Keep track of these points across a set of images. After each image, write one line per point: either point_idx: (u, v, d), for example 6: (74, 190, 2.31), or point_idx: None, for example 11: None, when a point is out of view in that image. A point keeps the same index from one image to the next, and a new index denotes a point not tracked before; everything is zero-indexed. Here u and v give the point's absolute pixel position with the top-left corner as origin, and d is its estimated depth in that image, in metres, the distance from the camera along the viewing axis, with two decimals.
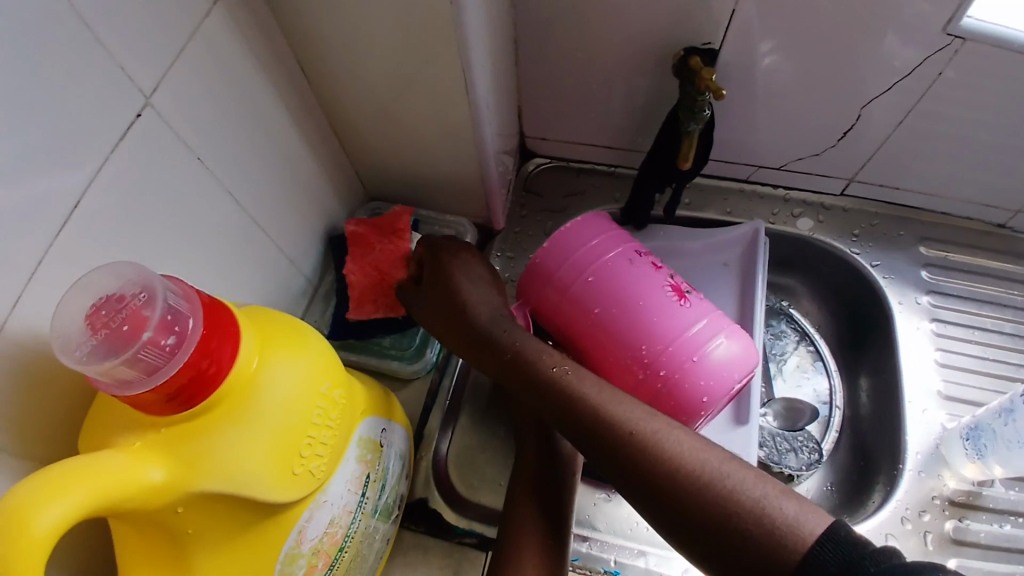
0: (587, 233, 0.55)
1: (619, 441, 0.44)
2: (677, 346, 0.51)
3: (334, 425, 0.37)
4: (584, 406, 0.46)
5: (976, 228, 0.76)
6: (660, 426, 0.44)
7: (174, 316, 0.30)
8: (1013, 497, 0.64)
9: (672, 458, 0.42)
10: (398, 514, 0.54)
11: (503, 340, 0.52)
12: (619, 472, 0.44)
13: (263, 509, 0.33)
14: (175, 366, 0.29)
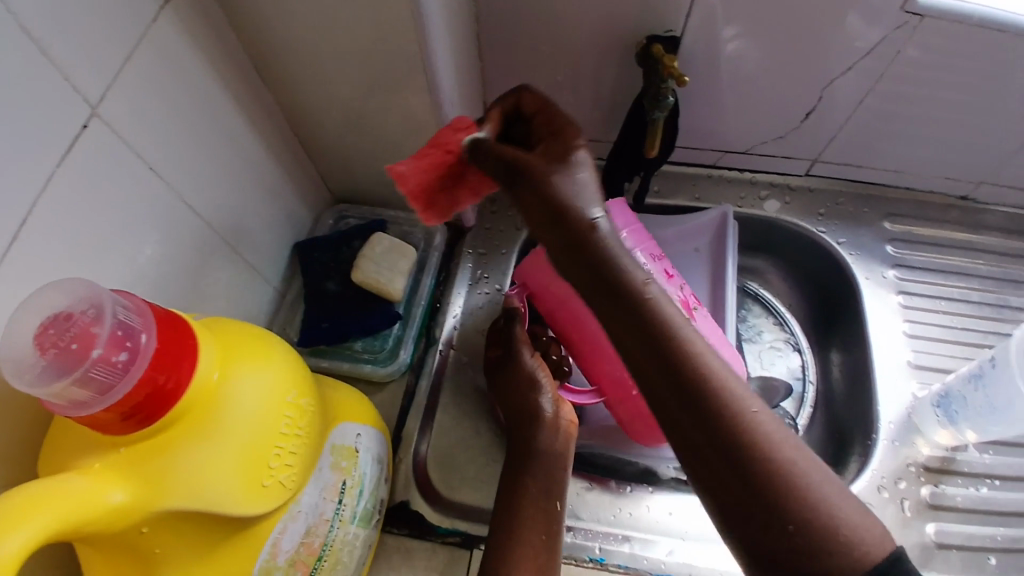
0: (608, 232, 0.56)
1: (714, 408, 0.38)
2: None
3: (303, 434, 0.37)
4: (688, 357, 0.38)
5: (940, 201, 0.77)
6: (762, 406, 0.39)
7: (126, 331, 0.29)
8: (987, 460, 0.67)
9: (766, 445, 0.37)
10: (379, 519, 0.54)
11: (617, 254, 0.41)
12: (698, 437, 0.38)
13: (233, 524, 0.33)
14: (131, 383, 0.28)
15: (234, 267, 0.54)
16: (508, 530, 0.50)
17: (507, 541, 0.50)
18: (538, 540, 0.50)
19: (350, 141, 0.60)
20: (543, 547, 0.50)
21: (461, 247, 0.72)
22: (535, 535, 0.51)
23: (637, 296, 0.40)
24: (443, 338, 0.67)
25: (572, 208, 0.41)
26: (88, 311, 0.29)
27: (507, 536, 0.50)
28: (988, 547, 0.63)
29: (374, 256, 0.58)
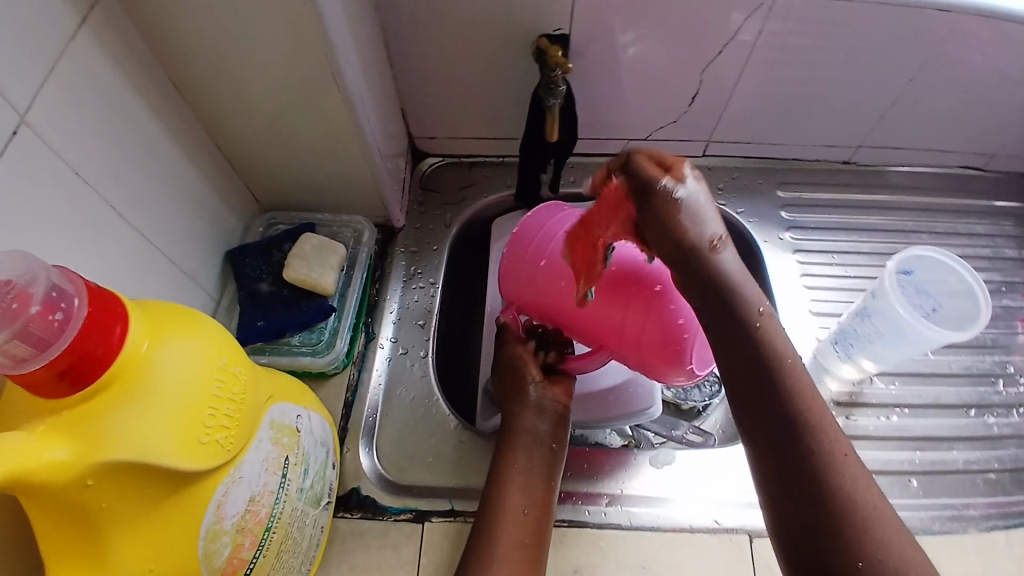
0: (537, 224, 0.61)
1: (810, 439, 0.44)
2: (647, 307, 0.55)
3: (237, 400, 0.39)
4: (792, 390, 0.46)
5: (826, 167, 0.86)
6: (851, 453, 0.44)
7: (60, 294, 0.32)
8: (894, 391, 0.71)
9: (848, 485, 0.43)
10: (329, 502, 0.56)
11: (741, 289, 0.49)
12: (783, 452, 0.44)
13: (176, 480, 0.35)
14: (66, 341, 0.31)
15: (167, 272, 0.56)
16: (493, 513, 0.55)
17: (491, 523, 0.55)
18: (520, 517, 0.55)
19: (277, 152, 0.64)
20: (529, 525, 0.55)
21: (394, 247, 0.76)
22: (518, 513, 0.55)
23: (748, 322, 0.48)
24: (381, 331, 0.70)
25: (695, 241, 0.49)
26: (23, 275, 0.31)
27: (492, 518, 0.55)
28: (907, 471, 0.67)
29: (304, 254, 0.62)
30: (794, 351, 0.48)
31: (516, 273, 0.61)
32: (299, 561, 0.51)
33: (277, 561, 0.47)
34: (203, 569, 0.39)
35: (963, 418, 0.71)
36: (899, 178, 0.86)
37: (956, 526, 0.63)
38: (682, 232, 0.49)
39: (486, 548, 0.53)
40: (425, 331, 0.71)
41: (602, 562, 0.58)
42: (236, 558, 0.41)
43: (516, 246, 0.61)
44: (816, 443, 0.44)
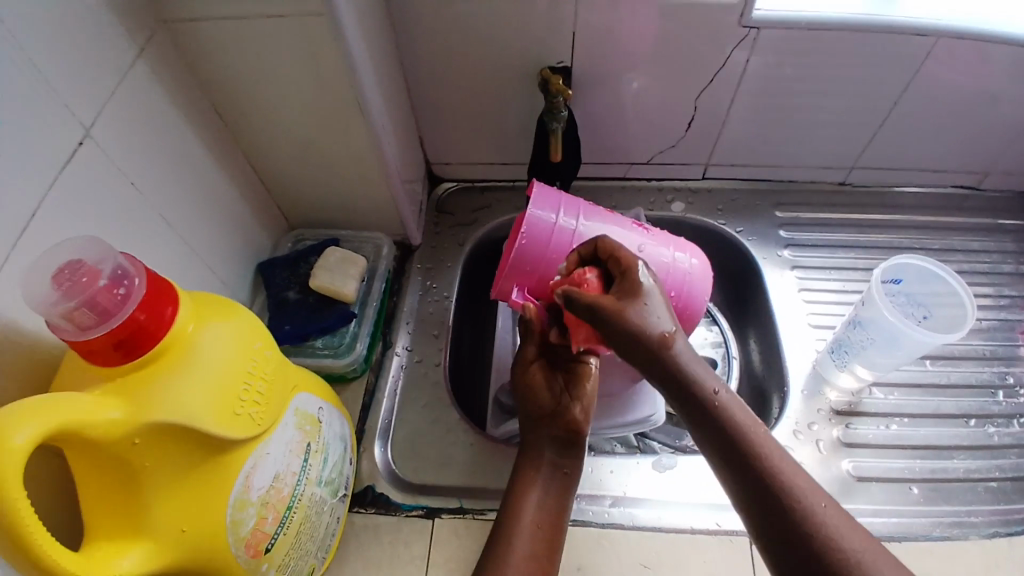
0: (549, 211, 0.62)
1: (787, 502, 0.44)
2: (670, 278, 0.63)
3: (267, 380, 0.44)
4: (757, 457, 0.46)
5: (821, 189, 0.90)
6: (833, 504, 0.44)
7: (122, 272, 0.38)
8: (893, 400, 0.71)
9: (834, 535, 0.42)
10: (345, 495, 0.59)
11: (689, 372, 0.48)
12: (765, 519, 0.45)
13: (211, 446, 0.39)
14: (126, 310, 0.36)
15: (204, 278, 0.62)
16: (509, 528, 0.55)
17: (507, 537, 0.54)
18: (534, 532, 0.55)
19: (305, 174, 0.70)
20: (543, 543, 0.55)
21: (411, 264, 0.81)
22: (533, 528, 0.55)
23: (703, 406, 0.47)
24: (398, 340, 0.74)
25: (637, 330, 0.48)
26: (94, 256, 0.37)
27: (507, 533, 0.55)
28: (907, 478, 0.66)
29: (328, 265, 0.68)
30: (750, 416, 0.48)
31: (542, 256, 0.62)
32: (316, 547, 0.53)
33: (297, 542, 0.49)
34: (230, 536, 0.42)
35: (963, 428, 0.70)
36: (895, 199, 0.90)
37: (957, 532, 0.62)
38: (639, 336, 0.48)
39: (501, 562, 0.53)
40: (439, 341, 0.75)
41: (605, 559, 0.59)
42: (259, 531, 0.45)
43: (541, 229, 0.62)
44: (791, 504, 0.44)
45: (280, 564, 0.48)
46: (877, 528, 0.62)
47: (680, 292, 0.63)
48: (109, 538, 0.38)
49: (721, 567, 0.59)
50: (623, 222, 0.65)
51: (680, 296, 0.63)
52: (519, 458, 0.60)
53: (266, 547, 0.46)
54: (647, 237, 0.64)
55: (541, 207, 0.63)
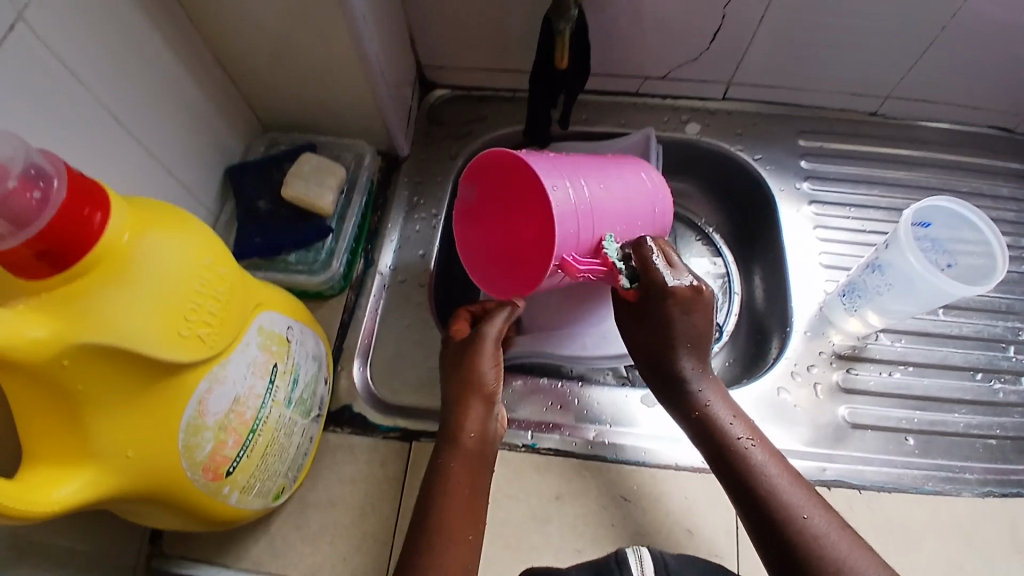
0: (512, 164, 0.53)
1: (772, 509, 0.50)
2: (645, 180, 0.60)
3: (221, 298, 0.40)
4: (750, 469, 0.52)
5: (850, 119, 0.82)
6: (806, 499, 0.51)
7: (38, 173, 0.33)
8: (898, 348, 0.68)
9: (812, 539, 0.48)
10: (320, 416, 0.57)
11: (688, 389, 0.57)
12: (753, 521, 0.51)
13: (158, 369, 0.36)
14: (46, 219, 0.32)
15: (167, 183, 0.57)
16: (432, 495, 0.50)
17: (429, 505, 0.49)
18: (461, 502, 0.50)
19: (278, 73, 0.63)
20: (466, 494, 0.50)
21: (396, 176, 0.75)
22: (455, 498, 0.50)
23: (696, 417, 0.56)
24: (380, 258, 0.70)
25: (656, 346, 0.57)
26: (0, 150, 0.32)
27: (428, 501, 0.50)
28: (904, 429, 0.63)
29: (303, 174, 0.63)
30: (749, 432, 0.55)
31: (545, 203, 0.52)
32: (286, 467, 0.51)
33: (263, 464, 0.47)
34: (185, 461, 0.40)
35: (968, 381, 0.67)
36: (929, 134, 0.82)
37: (950, 488, 0.59)
38: (652, 353, 0.58)
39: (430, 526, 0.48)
40: (425, 261, 0.71)
41: (584, 490, 0.58)
42: (218, 455, 0.42)
43: None
44: (778, 510, 0.50)
45: (244, 487, 0.46)
46: (867, 477, 0.59)
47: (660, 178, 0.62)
48: (47, 463, 0.35)
49: (700, 505, 0.58)
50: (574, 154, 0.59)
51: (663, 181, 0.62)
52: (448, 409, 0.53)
53: (227, 470, 0.43)
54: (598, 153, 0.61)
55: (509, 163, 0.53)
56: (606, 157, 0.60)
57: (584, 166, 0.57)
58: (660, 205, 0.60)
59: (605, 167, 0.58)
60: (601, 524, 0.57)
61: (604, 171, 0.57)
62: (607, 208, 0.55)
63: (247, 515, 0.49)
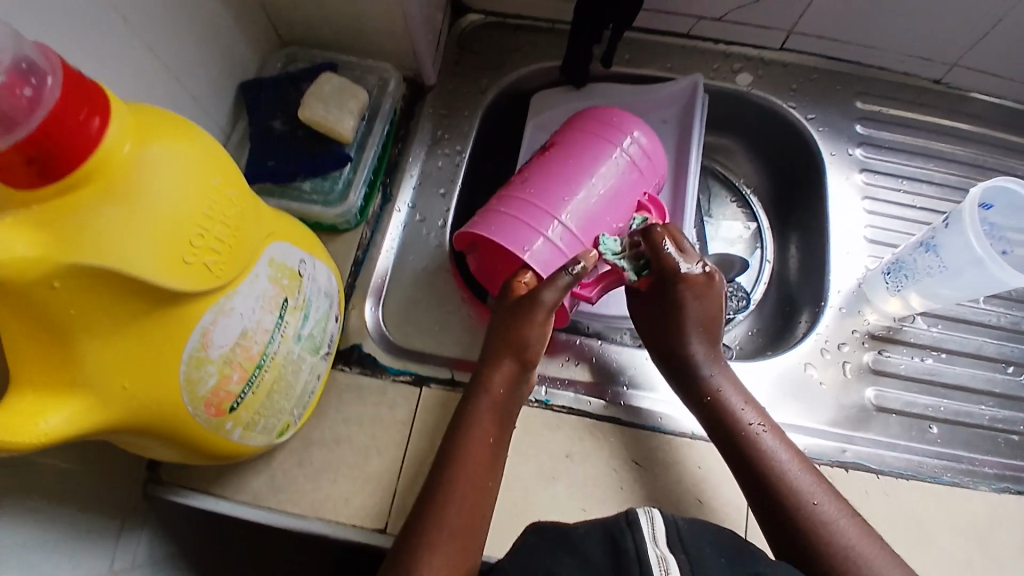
0: (493, 220, 0.56)
1: (780, 493, 0.49)
2: (628, 152, 0.60)
3: (230, 224, 0.37)
4: (758, 451, 0.51)
5: (913, 85, 0.76)
6: (815, 483, 0.49)
7: (29, 67, 0.29)
8: (934, 333, 0.63)
9: (820, 525, 0.47)
10: (329, 353, 0.54)
11: (699, 373, 0.55)
12: (758, 502, 0.50)
13: (158, 296, 0.34)
14: (38, 123, 0.29)
15: (175, 93, 0.52)
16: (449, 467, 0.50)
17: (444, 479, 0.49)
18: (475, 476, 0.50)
19: None
20: (487, 458, 0.51)
21: (421, 107, 0.70)
22: (472, 474, 0.50)
23: (706, 400, 0.54)
24: (399, 194, 0.66)
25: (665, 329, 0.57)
26: None
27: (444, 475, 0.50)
28: (928, 417, 0.59)
29: (322, 94, 0.59)
30: (759, 417, 0.53)
31: (533, 238, 0.55)
32: (292, 404, 0.49)
33: (269, 401, 0.45)
34: (186, 394, 0.38)
35: (998, 373, 0.62)
36: (999, 110, 0.75)
37: (967, 481, 0.55)
38: (660, 337, 0.58)
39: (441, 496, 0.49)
40: (446, 200, 0.67)
41: (594, 450, 0.56)
42: (222, 390, 0.40)
43: (512, 233, 0.55)
44: (786, 495, 0.49)
45: (248, 423, 0.44)
46: (887, 462, 0.56)
47: (639, 135, 0.60)
48: (38, 389, 0.33)
49: (715, 477, 0.55)
50: (543, 162, 0.60)
51: (644, 137, 0.60)
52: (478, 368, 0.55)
53: (230, 406, 0.41)
54: (568, 146, 0.60)
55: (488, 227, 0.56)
56: (576, 149, 0.59)
57: (559, 177, 0.58)
58: (648, 168, 0.61)
59: (580, 167, 0.58)
60: (607, 487, 0.54)
61: (582, 171, 0.58)
62: (594, 211, 0.57)
63: (250, 450, 0.47)
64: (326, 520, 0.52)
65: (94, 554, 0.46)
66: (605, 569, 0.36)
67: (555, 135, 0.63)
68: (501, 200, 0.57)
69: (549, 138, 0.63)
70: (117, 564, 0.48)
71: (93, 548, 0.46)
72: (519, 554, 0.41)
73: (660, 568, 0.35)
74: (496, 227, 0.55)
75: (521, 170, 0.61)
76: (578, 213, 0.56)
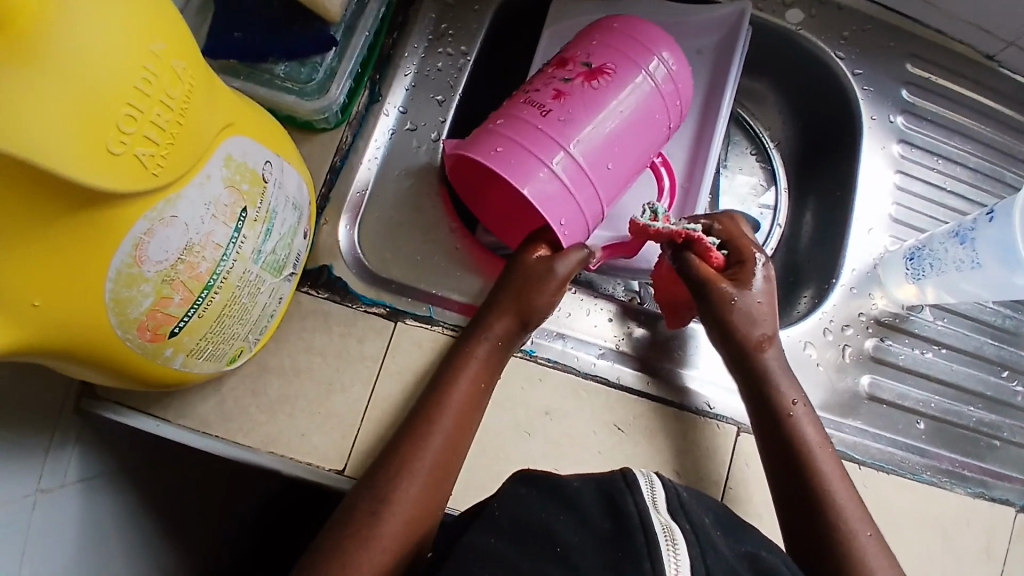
0: (489, 141, 0.48)
1: (831, 518, 0.47)
2: (651, 79, 0.50)
3: (172, 108, 0.28)
4: (819, 474, 0.49)
5: (965, 56, 0.69)
6: (867, 517, 0.48)
7: None
8: (939, 326, 0.61)
9: (867, 558, 0.46)
10: (295, 273, 0.46)
11: (772, 380, 0.52)
12: (804, 521, 0.48)
13: (69, 191, 0.26)
14: None
15: None
16: (429, 416, 0.46)
17: (418, 428, 0.46)
18: (455, 427, 0.46)
19: None
20: (470, 404, 0.47)
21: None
22: (450, 428, 0.46)
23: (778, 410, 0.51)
24: (388, 96, 0.57)
25: (742, 322, 0.52)
26: None
27: (418, 425, 0.46)
28: (918, 411, 0.58)
29: None
30: (821, 436, 0.51)
31: (527, 166, 0.47)
32: (246, 330, 0.41)
33: (218, 327, 0.38)
34: (112, 317, 0.31)
35: (993, 376, 0.61)
36: None
37: (947, 482, 0.56)
38: (736, 333, 0.52)
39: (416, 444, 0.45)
40: (443, 110, 0.58)
41: (579, 410, 0.52)
42: (159, 313, 0.33)
43: (505, 157, 0.47)
44: (838, 521, 0.47)
45: (192, 349, 0.37)
46: (870, 453, 0.55)
47: (667, 57, 0.51)
48: None
49: (698, 450, 0.52)
50: (588, 97, 0.49)
51: (673, 59, 0.51)
52: (478, 308, 0.52)
53: (170, 331, 0.34)
54: (618, 81, 0.49)
55: (479, 147, 0.48)
56: (592, 70, 0.50)
57: (569, 101, 0.49)
58: (673, 102, 0.51)
59: (621, 113, 0.49)
60: (586, 448, 0.51)
61: (595, 96, 0.49)
62: (603, 146, 0.49)
63: (193, 377, 0.41)
64: (279, 455, 0.47)
65: (20, 471, 0.40)
66: (606, 531, 0.32)
67: (599, 51, 0.51)
68: (534, 141, 0.48)
69: (591, 52, 0.51)
70: (45, 482, 0.42)
71: (18, 466, 0.40)
72: (502, 499, 0.37)
73: (665, 536, 0.32)
74: (526, 180, 0.47)
75: (558, 94, 0.49)
76: (583, 145, 0.48)
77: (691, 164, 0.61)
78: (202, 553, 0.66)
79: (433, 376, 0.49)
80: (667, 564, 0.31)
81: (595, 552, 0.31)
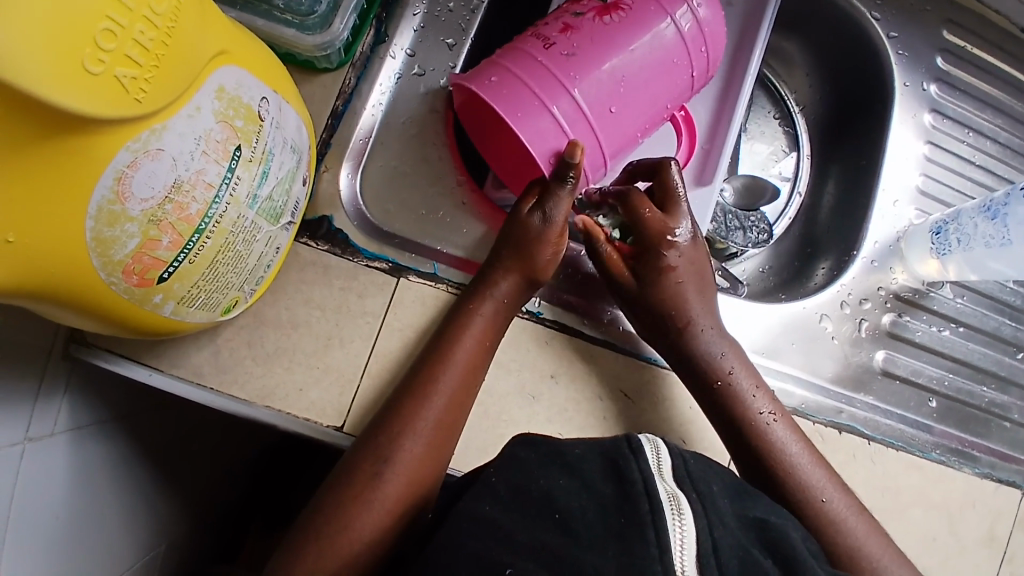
0: (489, 70, 0.45)
1: (790, 489, 0.47)
2: (675, 21, 0.46)
3: (153, 26, 0.25)
4: (770, 447, 0.48)
5: (1004, 24, 0.65)
6: (826, 478, 0.48)
7: None
8: (958, 305, 0.59)
9: (830, 521, 0.46)
10: (293, 222, 0.43)
11: (704, 352, 0.50)
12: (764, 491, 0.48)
13: (45, 116, 0.23)
14: None
15: None
16: (431, 375, 0.45)
17: (419, 388, 0.44)
18: (457, 387, 0.45)
19: None
20: (471, 365, 0.46)
21: None
22: (453, 389, 0.45)
23: (715, 387, 0.49)
24: (396, 36, 0.54)
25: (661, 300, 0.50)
26: None
27: (419, 384, 0.44)
28: (930, 390, 0.57)
29: None
30: (767, 400, 0.49)
31: (525, 101, 0.45)
32: (242, 279, 0.39)
33: (212, 275, 0.35)
34: (96, 257, 0.29)
35: (1008, 358, 0.60)
36: None
37: (955, 461, 0.54)
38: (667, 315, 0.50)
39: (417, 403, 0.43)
40: (452, 56, 0.55)
41: (584, 374, 0.50)
42: (146, 256, 0.30)
43: (504, 90, 0.45)
44: (797, 493, 0.47)
45: (184, 297, 0.35)
46: (880, 429, 0.54)
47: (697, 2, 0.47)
48: None
49: (703, 420, 0.51)
50: (600, 34, 0.46)
51: (703, 5, 0.47)
52: (482, 265, 0.50)
53: (159, 277, 0.32)
54: (635, 18, 0.46)
55: (479, 75, 0.45)
56: (609, 7, 0.47)
57: (581, 36, 0.46)
58: (698, 50, 0.47)
59: (635, 54, 0.46)
60: (590, 414, 0.49)
61: (609, 34, 0.46)
62: (610, 88, 0.46)
63: (187, 327, 0.39)
64: (275, 410, 0.46)
65: (8, 416, 0.38)
66: (609, 496, 0.31)
67: None
68: (538, 76, 0.45)
69: None
70: (33, 430, 0.41)
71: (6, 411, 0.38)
72: (503, 459, 0.35)
73: (670, 503, 0.31)
74: (523, 119, 0.45)
75: (566, 27, 0.46)
76: (591, 85, 0.45)
77: (712, 126, 0.58)
78: (197, 503, 0.66)
79: (434, 333, 0.47)
80: (671, 533, 0.29)
81: (598, 518, 0.30)
